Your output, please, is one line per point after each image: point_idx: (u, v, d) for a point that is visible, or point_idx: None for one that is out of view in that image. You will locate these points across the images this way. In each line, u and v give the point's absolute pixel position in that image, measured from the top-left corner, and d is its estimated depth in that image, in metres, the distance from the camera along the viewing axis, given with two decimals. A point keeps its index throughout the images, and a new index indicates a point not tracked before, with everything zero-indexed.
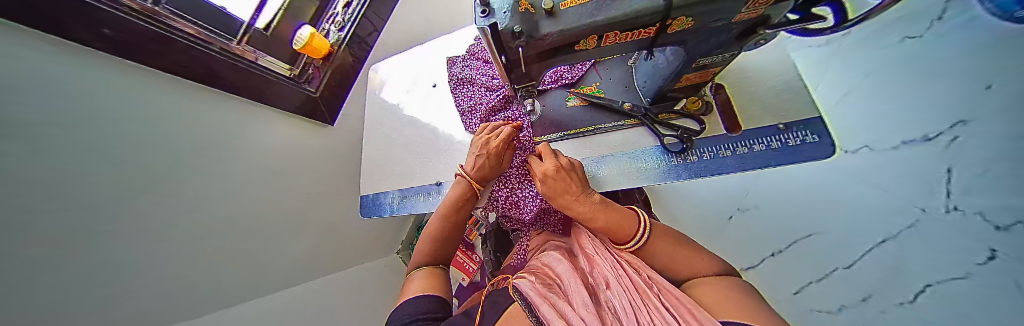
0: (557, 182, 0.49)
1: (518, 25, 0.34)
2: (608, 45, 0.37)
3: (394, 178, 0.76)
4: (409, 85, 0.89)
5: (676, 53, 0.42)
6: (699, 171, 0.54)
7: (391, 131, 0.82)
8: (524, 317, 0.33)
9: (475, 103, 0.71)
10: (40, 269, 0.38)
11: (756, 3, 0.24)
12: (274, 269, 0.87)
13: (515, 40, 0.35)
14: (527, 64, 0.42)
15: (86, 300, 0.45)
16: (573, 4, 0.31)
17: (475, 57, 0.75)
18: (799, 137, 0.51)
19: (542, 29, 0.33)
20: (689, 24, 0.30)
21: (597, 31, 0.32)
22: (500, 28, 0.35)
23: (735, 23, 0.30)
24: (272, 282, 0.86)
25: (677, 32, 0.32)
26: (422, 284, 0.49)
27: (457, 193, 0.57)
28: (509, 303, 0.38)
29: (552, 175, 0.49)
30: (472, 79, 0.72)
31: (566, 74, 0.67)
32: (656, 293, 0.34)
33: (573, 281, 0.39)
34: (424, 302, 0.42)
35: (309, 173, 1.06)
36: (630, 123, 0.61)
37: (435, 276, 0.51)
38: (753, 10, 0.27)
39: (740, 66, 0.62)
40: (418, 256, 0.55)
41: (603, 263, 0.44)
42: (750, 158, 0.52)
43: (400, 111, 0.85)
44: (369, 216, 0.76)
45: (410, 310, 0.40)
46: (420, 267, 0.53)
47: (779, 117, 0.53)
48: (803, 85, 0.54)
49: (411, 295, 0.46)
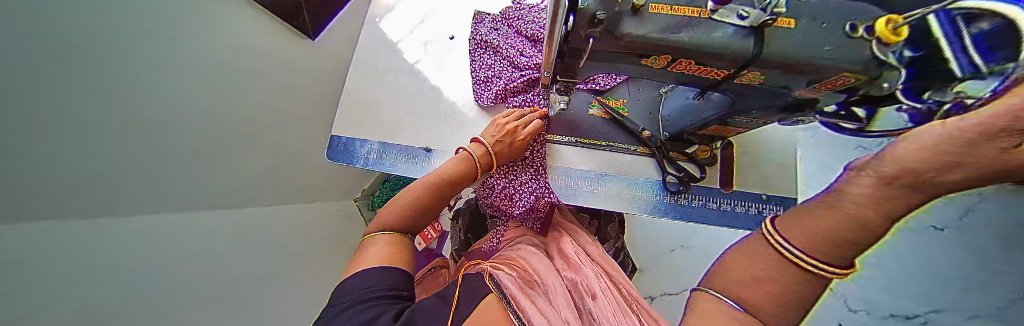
0: (821, 213, 0.18)
1: (601, 11, 0.29)
2: (671, 71, 0.35)
3: (378, 127, 0.67)
4: (420, 25, 0.76)
5: (721, 100, 0.42)
6: (685, 214, 0.60)
7: (390, 73, 0.71)
8: (499, 306, 0.33)
9: (493, 75, 0.65)
10: (16, 160, 0.38)
11: (824, 85, 0.29)
12: (234, 188, 0.77)
13: (589, 27, 0.30)
14: (588, 58, 0.35)
15: (47, 190, 0.42)
16: (663, 11, 0.29)
17: (508, 23, 0.67)
18: (773, 211, 0.60)
19: (623, 27, 0.29)
20: (759, 80, 0.32)
21: (679, 50, 0.29)
22: (580, 6, 0.29)
23: (791, 97, 0.33)
24: (232, 201, 0.77)
25: (742, 85, 0.34)
26: (385, 249, 0.43)
27: (457, 169, 0.54)
28: (486, 292, 0.36)
29: (899, 207, 0.14)
30: (497, 47, 0.65)
31: (600, 79, 0.65)
32: (636, 312, 0.38)
33: (557, 285, 0.41)
34: (391, 275, 0.38)
35: (282, 90, 0.89)
36: (641, 151, 0.63)
37: (400, 245, 0.46)
38: (815, 91, 0.30)
39: (767, 134, 0.64)
40: (385, 218, 0.49)
41: (588, 271, 0.45)
42: (729, 215, 0.60)
43: (401, 52, 0.73)
44: (336, 161, 0.66)
45: (370, 285, 0.36)
46: (385, 230, 0.47)
47: (767, 190, 0.61)
48: (794, 166, 0.62)
49: (370, 263, 0.40)
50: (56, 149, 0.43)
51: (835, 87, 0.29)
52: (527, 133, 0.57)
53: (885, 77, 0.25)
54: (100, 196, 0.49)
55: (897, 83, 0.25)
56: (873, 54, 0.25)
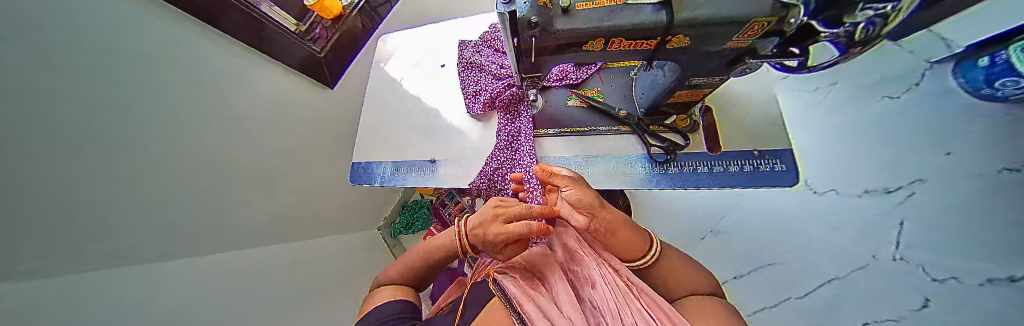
0: None
1: (535, 16, 0.37)
2: (614, 50, 0.42)
3: (386, 150, 0.76)
4: (417, 61, 0.88)
5: (672, 69, 0.51)
6: (679, 181, 0.59)
7: (394, 104, 0.82)
8: (502, 310, 0.36)
9: (480, 88, 0.72)
10: (37, 218, 0.45)
11: (745, 34, 0.32)
12: (231, 225, 0.86)
13: (529, 29, 0.38)
14: (536, 56, 0.45)
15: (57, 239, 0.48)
16: (587, 7, 0.36)
17: (488, 44, 0.76)
18: (769, 165, 0.57)
19: (556, 24, 0.37)
20: (685, 43, 0.36)
21: (607, 33, 0.36)
22: (518, 16, 0.37)
23: (727, 50, 0.37)
24: (233, 245, 0.86)
25: (674, 50, 0.38)
26: (395, 293, 0.49)
27: (445, 245, 0.55)
28: (489, 303, 0.39)
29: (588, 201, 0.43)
30: (481, 65, 0.73)
31: (571, 74, 0.71)
32: (636, 296, 0.36)
33: (561, 283, 0.42)
34: (402, 305, 0.44)
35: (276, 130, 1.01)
36: (623, 130, 0.65)
37: (405, 289, 0.52)
38: (742, 40, 0.34)
39: (727, 91, 0.69)
40: (392, 274, 0.55)
41: (592, 264, 0.46)
42: (723, 177, 0.58)
43: (402, 85, 0.85)
44: (357, 183, 0.75)
45: (383, 312, 0.41)
46: (390, 284, 0.53)
47: (757, 144, 0.59)
48: (780, 116, 0.60)
49: (380, 301, 0.47)
50: (93, 192, 0.52)
51: (756, 32, 0.32)
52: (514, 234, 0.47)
53: (792, 15, 0.27)
54: (96, 239, 0.53)
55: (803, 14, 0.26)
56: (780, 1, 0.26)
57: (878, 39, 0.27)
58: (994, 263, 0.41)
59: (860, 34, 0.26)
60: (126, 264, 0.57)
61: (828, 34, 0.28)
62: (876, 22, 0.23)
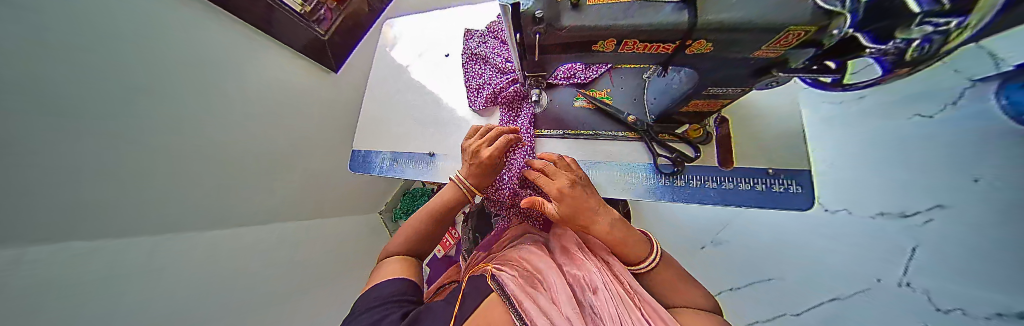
0: None
1: (541, 10, 0.35)
2: (625, 52, 0.39)
3: (386, 139, 0.75)
4: (422, 49, 0.86)
5: (690, 76, 0.48)
6: (684, 196, 0.57)
7: (396, 93, 0.80)
8: (501, 307, 0.35)
9: (484, 82, 0.70)
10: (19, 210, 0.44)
11: (776, 44, 0.29)
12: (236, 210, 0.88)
13: (534, 25, 0.36)
14: (539, 54, 0.43)
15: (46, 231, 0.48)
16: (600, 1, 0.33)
17: (494, 35, 0.73)
18: (783, 186, 0.54)
19: (564, 20, 0.34)
20: (706, 49, 0.34)
21: (620, 33, 0.34)
22: (522, 9, 0.35)
23: (754, 59, 0.34)
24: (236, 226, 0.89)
25: (693, 56, 0.36)
26: (397, 268, 0.49)
27: (445, 199, 0.59)
28: (484, 298, 0.38)
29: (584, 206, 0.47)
30: (486, 57, 0.70)
31: (580, 73, 0.68)
32: (637, 303, 0.36)
33: (558, 282, 0.41)
34: (404, 285, 0.43)
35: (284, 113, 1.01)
36: (629, 136, 0.63)
37: (408, 264, 0.51)
38: (770, 50, 0.31)
39: (748, 102, 0.63)
40: (397, 244, 0.55)
41: (591, 268, 0.45)
42: (732, 195, 0.56)
43: (405, 73, 0.83)
44: (357, 171, 0.75)
45: (380, 293, 0.41)
46: (393, 255, 0.53)
47: (772, 162, 0.56)
48: (801, 134, 0.57)
49: (380, 279, 0.46)
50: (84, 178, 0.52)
51: (789, 43, 0.29)
52: (494, 150, 0.55)
53: (833, 26, 0.24)
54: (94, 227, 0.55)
55: (849, 27, 0.23)
56: (820, 6, 0.23)
57: (932, 59, 0.24)
58: (1007, 296, 0.47)
59: (912, 53, 0.23)
60: (123, 249, 0.59)
61: (873, 50, 0.25)
62: (933, 40, 0.20)
